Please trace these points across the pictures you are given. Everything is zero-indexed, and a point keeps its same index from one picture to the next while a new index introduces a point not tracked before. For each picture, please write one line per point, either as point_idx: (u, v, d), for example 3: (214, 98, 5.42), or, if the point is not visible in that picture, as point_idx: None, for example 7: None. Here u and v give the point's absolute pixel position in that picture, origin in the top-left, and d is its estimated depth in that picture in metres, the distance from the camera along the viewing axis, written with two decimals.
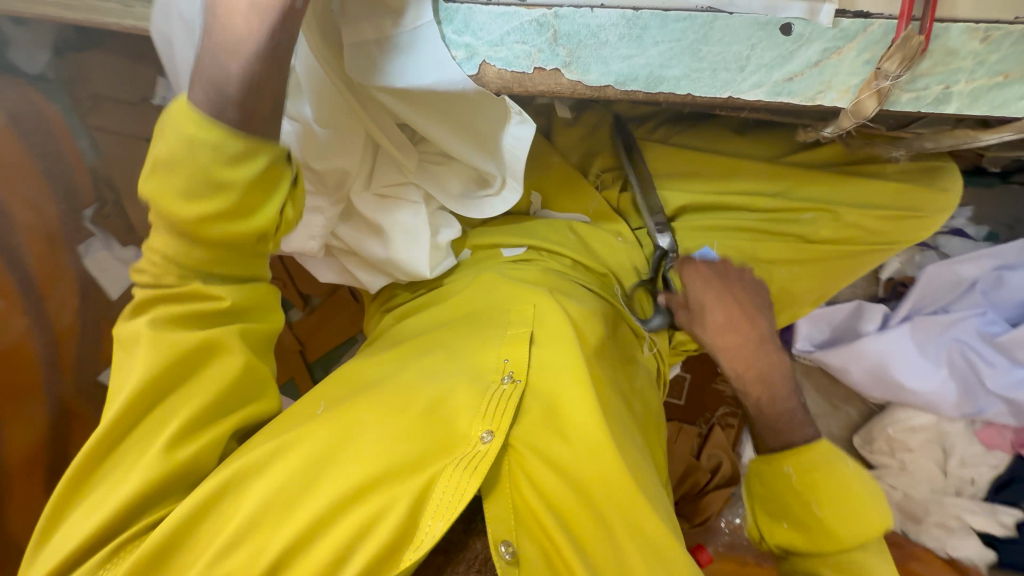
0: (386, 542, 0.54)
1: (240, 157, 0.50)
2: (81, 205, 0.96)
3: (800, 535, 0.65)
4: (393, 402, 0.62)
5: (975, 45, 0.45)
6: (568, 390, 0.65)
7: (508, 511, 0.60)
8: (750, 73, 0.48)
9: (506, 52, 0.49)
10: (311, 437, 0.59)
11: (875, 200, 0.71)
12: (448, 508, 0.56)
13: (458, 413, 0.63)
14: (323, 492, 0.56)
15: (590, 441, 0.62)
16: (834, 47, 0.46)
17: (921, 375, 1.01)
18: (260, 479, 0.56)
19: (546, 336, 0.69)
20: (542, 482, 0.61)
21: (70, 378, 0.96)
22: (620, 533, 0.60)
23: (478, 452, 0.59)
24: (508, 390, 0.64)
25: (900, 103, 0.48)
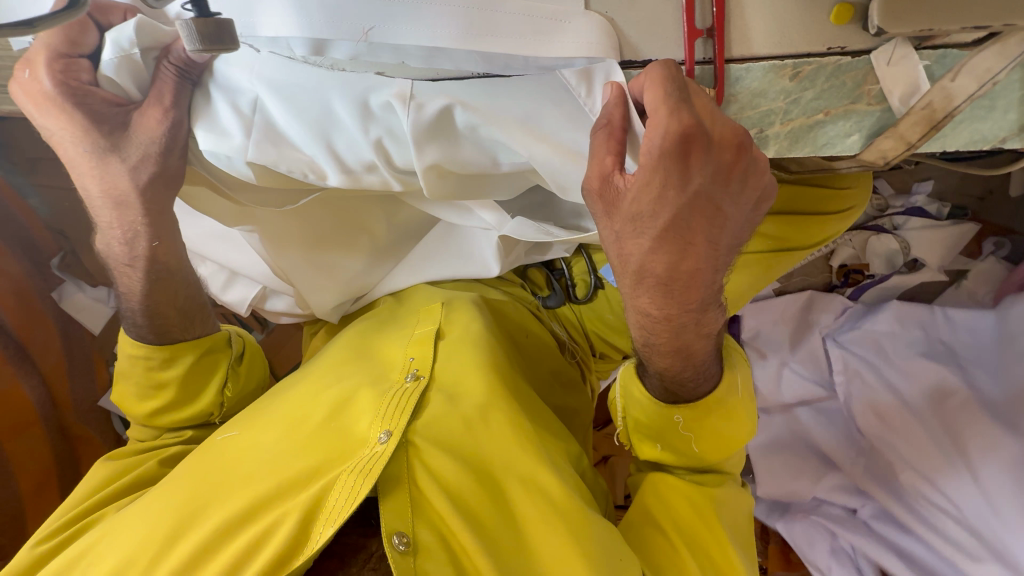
0: (280, 550, 0.52)
1: (362, 243, 0.71)
2: (46, 258, 1.07)
3: (671, 454, 0.53)
4: (295, 416, 0.61)
5: (784, 83, 0.40)
6: (466, 378, 0.62)
7: (408, 508, 0.54)
8: None
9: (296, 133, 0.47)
10: (203, 466, 0.59)
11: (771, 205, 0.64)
12: (339, 513, 0.52)
13: (357, 418, 0.60)
14: (212, 514, 0.55)
15: (497, 427, 0.59)
16: None
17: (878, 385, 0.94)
18: (138, 513, 0.56)
19: (453, 331, 0.67)
20: (441, 476, 0.56)
21: (69, 409, 1.09)
22: (530, 524, 0.54)
23: (375, 453, 0.56)
24: (408, 388, 0.61)
25: None
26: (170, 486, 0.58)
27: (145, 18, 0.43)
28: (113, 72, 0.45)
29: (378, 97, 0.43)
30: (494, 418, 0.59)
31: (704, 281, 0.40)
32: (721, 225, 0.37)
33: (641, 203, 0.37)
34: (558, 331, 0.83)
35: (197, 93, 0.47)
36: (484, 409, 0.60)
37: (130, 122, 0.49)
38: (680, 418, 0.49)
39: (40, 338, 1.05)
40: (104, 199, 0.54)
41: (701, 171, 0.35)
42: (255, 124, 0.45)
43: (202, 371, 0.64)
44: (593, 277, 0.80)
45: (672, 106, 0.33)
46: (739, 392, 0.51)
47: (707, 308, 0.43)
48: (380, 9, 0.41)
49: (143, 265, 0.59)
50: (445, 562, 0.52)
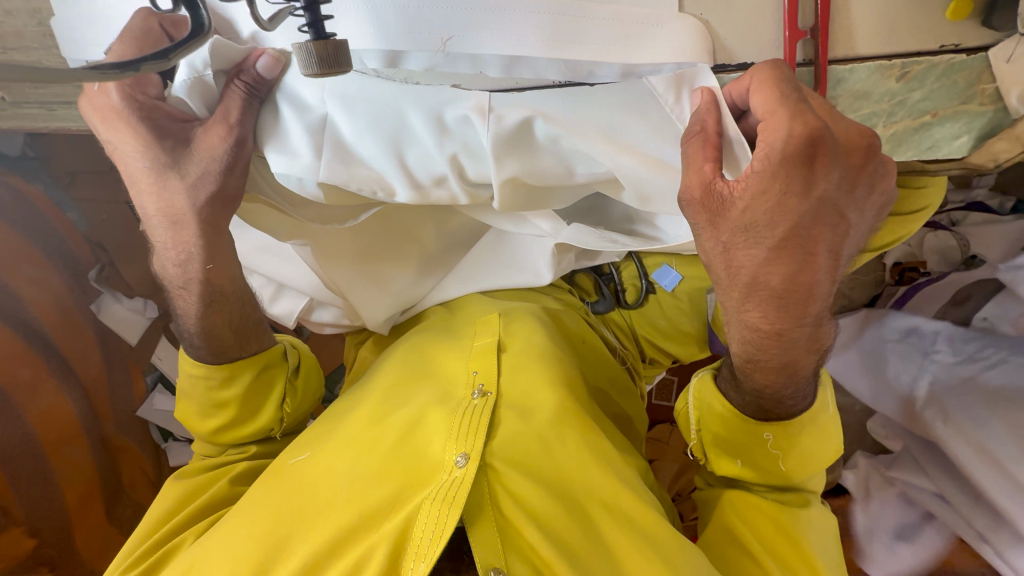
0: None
1: (412, 254, 0.70)
2: (85, 270, 1.07)
3: (753, 471, 0.50)
4: (360, 439, 0.59)
5: (891, 84, 0.38)
6: (536, 393, 0.60)
7: (497, 541, 0.51)
8: None
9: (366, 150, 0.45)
10: (273, 495, 0.57)
11: None
12: (428, 548, 0.49)
13: (428, 440, 0.57)
14: (291, 548, 0.52)
15: (574, 447, 0.56)
16: None
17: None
18: (211, 550, 0.54)
19: (516, 346, 0.65)
20: (526, 502, 0.53)
21: (110, 421, 1.10)
22: (620, 551, 0.52)
23: (455, 479, 0.53)
24: (478, 406, 0.58)
25: None
26: (241, 519, 0.56)
27: (219, 39, 0.42)
28: (185, 93, 0.44)
29: (455, 110, 0.42)
30: (572, 438, 0.57)
31: (822, 292, 0.37)
32: (841, 234, 0.35)
33: (754, 212, 0.35)
34: (610, 337, 0.81)
35: (264, 111, 0.45)
36: (559, 427, 0.57)
37: (195, 137, 0.45)
38: (769, 435, 0.48)
39: (80, 351, 1.04)
40: (159, 217, 0.51)
41: (826, 177, 0.33)
42: (325, 143, 0.44)
43: (262, 386, 0.62)
44: (645, 280, 0.79)
45: (794, 107, 0.32)
46: (829, 408, 0.49)
47: (819, 322, 0.40)
48: (460, 18, 0.39)
49: (197, 288, 0.55)
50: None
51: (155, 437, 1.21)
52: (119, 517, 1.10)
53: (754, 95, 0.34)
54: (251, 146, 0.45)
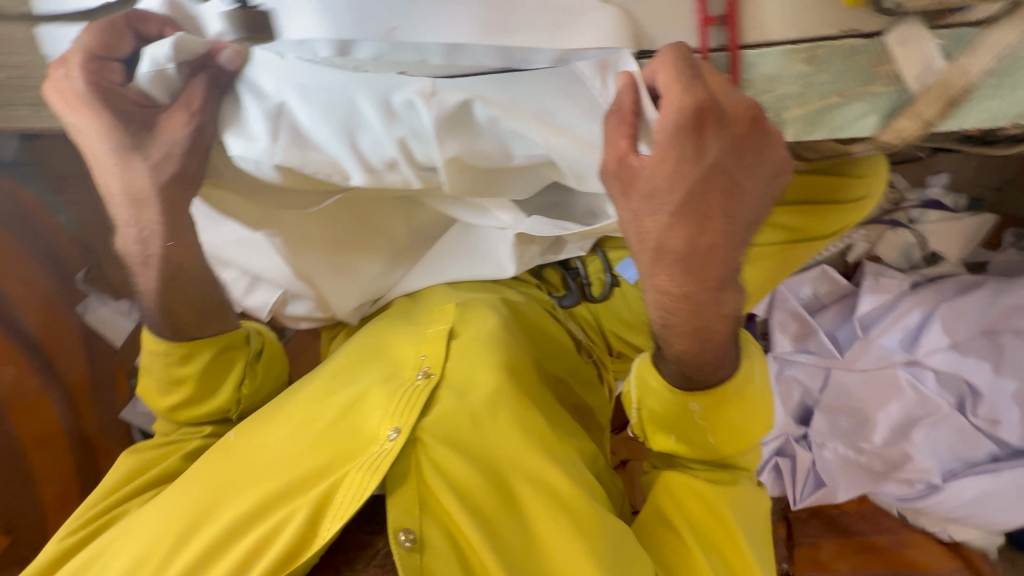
0: (291, 543, 0.57)
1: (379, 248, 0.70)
2: (71, 272, 1.09)
3: (686, 445, 0.59)
4: (312, 415, 0.67)
5: (799, 67, 0.41)
6: (477, 377, 0.68)
7: (415, 507, 0.60)
8: None
9: (320, 137, 0.47)
10: (221, 465, 0.65)
11: (790, 198, 0.66)
12: (345, 511, 0.58)
13: (367, 417, 0.66)
14: (229, 510, 0.60)
15: (498, 423, 0.64)
16: None
17: (888, 386, 0.95)
18: (158, 511, 0.62)
19: (461, 335, 0.73)
20: (448, 471, 0.61)
21: (92, 421, 1.11)
22: (530, 512, 0.60)
23: (384, 450, 0.61)
24: (419, 386, 0.67)
25: None
26: (187, 486, 0.64)
27: (183, 35, 0.46)
28: (147, 84, 0.49)
29: (402, 97, 0.45)
30: (497, 417, 0.65)
31: (721, 256, 0.42)
32: (732, 199, 0.40)
33: (657, 180, 0.40)
34: (571, 328, 0.85)
35: (223, 98, 0.48)
36: (489, 406, 0.65)
37: (151, 120, 0.51)
38: (694, 406, 0.55)
39: (67, 350, 1.07)
40: (121, 195, 0.56)
41: (716, 145, 0.38)
42: (280, 128, 0.47)
43: (221, 366, 0.69)
44: (609, 274, 0.81)
45: (686, 82, 0.36)
46: (756, 387, 0.57)
47: (726, 287, 0.46)
48: (400, 9, 0.42)
49: (157, 262, 0.61)
50: (448, 554, 0.58)
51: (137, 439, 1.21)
52: None
53: (662, 69, 0.38)
54: (210, 131, 0.50)
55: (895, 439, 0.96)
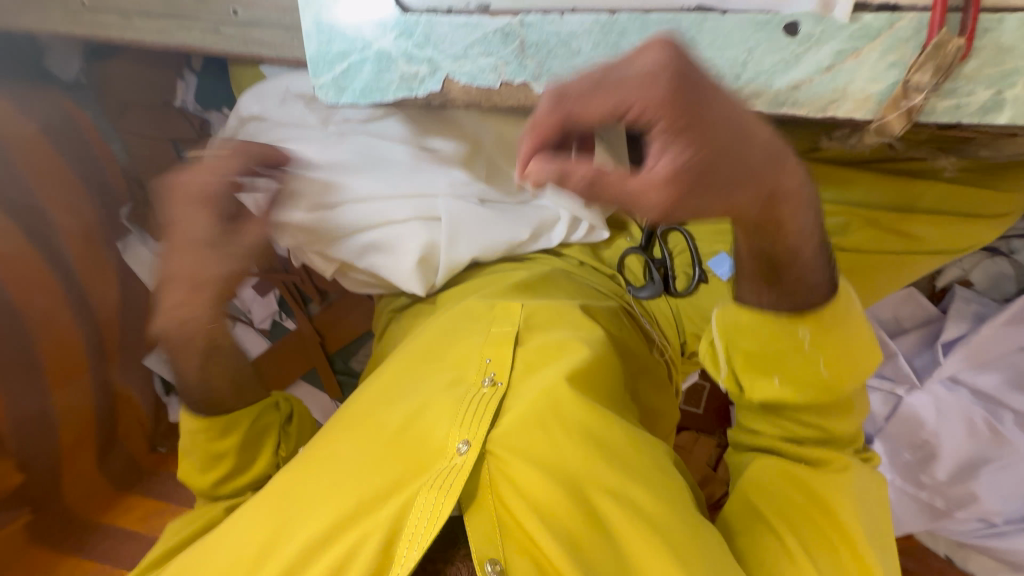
0: (377, 557, 0.57)
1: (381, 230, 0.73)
2: (117, 208, 1.04)
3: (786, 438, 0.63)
4: (376, 421, 0.66)
5: None
6: (545, 393, 0.65)
7: (496, 527, 0.60)
8: (747, 80, 0.41)
9: (470, 66, 0.44)
10: (298, 471, 0.64)
11: (913, 206, 0.65)
12: (422, 534, 0.56)
13: (434, 428, 0.63)
14: (306, 522, 0.60)
15: (569, 434, 0.62)
16: (850, 48, 0.39)
17: (962, 421, 0.91)
18: (238, 524, 0.62)
19: (529, 345, 0.70)
20: (522, 488, 0.61)
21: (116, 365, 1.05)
22: (621, 536, 0.59)
23: (454, 464, 0.60)
24: (486, 395, 0.65)
25: (936, 112, 0.39)
26: (264, 497, 0.63)
27: None
28: None
29: (578, 28, 0.42)
30: (571, 437, 0.62)
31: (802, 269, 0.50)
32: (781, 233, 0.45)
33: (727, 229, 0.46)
34: (650, 327, 0.82)
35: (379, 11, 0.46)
36: (556, 420, 0.63)
37: None
38: (776, 381, 0.55)
39: (102, 290, 1.01)
40: None
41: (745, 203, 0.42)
42: None
43: None
44: (698, 270, 0.77)
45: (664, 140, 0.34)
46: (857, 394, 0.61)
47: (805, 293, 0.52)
48: None
49: None
50: (534, 574, 0.59)
51: (158, 389, 1.16)
52: (110, 466, 1.05)
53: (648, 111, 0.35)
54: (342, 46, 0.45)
55: (962, 479, 0.92)
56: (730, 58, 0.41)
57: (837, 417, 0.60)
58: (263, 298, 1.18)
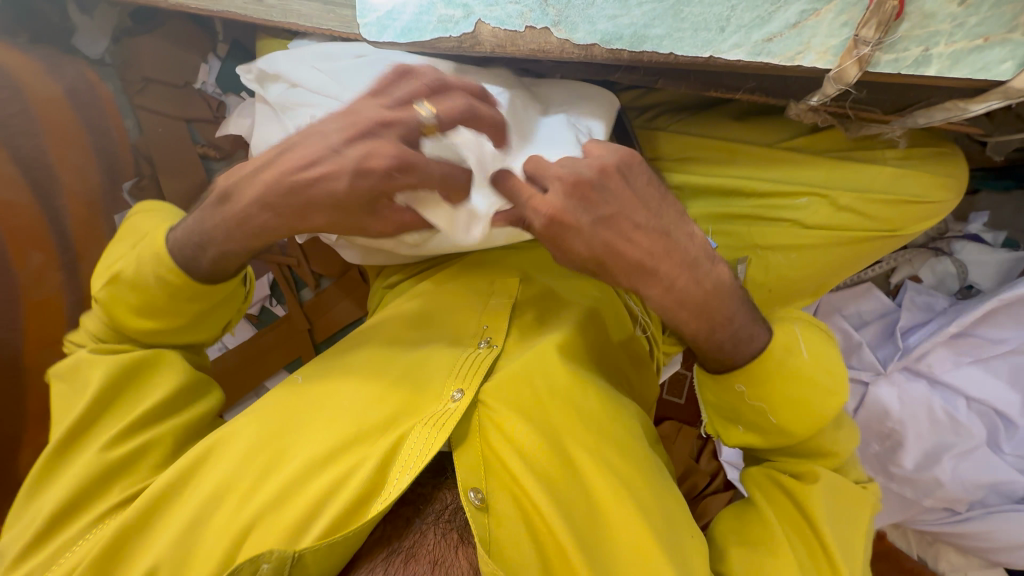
0: (357, 492, 0.53)
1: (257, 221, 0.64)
2: (121, 179, 1.01)
3: (757, 436, 0.60)
4: (372, 368, 0.62)
5: (952, 8, 0.47)
6: (544, 355, 0.62)
7: (481, 468, 0.56)
8: (731, 33, 0.50)
9: (500, 12, 0.53)
10: (289, 404, 0.60)
11: (870, 186, 0.73)
12: (415, 464, 0.53)
13: (430, 374, 0.61)
14: (290, 461, 0.55)
15: (563, 386, 0.60)
16: (811, 9, 0.48)
17: (923, 409, 0.96)
18: (209, 462, 0.56)
19: (526, 311, 0.68)
20: (515, 439, 0.57)
21: None
22: (600, 497, 0.56)
23: (448, 410, 0.56)
24: (482, 353, 0.62)
25: (880, 65, 0.49)
26: (237, 434, 0.57)
27: None
28: None
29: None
30: (565, 395, 0.60)
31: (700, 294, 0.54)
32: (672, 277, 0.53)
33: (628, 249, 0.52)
34: (634, 306, 0.80)
35: None
36: (553, 379, 0.61)
37: None
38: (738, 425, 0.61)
39: (93, 256, 0.98)
40: None
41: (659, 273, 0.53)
42: None
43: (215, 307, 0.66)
44: None
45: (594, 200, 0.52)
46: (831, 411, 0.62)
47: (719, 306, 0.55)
48: None
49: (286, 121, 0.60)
50: (519, 527, 0.55)
51: None
52: None
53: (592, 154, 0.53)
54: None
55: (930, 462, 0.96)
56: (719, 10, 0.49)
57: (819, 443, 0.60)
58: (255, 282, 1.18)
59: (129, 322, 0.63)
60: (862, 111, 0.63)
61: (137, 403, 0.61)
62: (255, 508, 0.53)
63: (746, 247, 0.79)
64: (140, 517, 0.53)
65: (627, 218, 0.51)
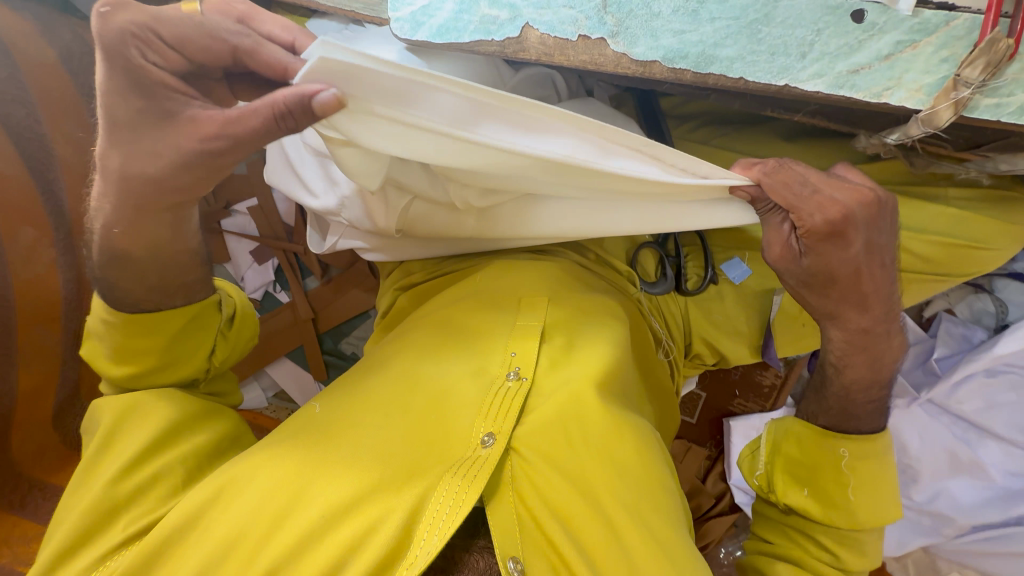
0: (384, 553, 0.49)
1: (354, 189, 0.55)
2: None
3: (818, 505, 0.60)
4: (396, 399, 0.59)
5: None
6: (578, 396, 0.58)
7: (514, 528, 0.53)
8: (812, 61, 0.44)
9: (551, 16, 0.47)
10: (308, 436, 0.56)
11: (931, 226, 0.67)
12: (446, 523, 0.50)
13: (457, 413, 0.57)
14: (311, 504, 0.51)
15: (596, 431, 0.57)
16: (908, 40, 0.42)
17: (933, 436, 0.95)
18: (222, 505, 0.52)
19: (555, 337, 0.63)
20: (548, 493, 0.54)
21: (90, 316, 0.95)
22: (640, 564, 0.52)
23: (479, 457, 0.54)
24: (512, 389, 0.58)
25: (979, 109, 0.43)
26: (254, 471, 0.54)
27: None
28: None
29: None
30: (600, 443, 0.56)
31: (872, 312, 0.56)
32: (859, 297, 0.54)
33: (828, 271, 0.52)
34: (658, 329, 0.77)
35: None
36: (585, 422, 0.57)
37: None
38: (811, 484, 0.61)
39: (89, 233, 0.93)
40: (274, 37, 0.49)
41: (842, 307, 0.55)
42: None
43: (195, 334, 0.62)
44: (710, 270, 0.77)
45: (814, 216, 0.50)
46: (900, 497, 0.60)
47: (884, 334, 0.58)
48: None
49: None
50: None
51: None
52: (69, 427, 0.92)
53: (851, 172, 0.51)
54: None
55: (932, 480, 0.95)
56: (805, 31, 0.43)
57: (862, 515, 0.58)
58: (259, 266, 1.13)
59: (109, 369, 0.60)
60: (932, 145, 0.57)
61: (141, 426, 0.57)
62: (267, 564, 0.49)
63: None
64: (147, 560, 0.50)
65: (877, 254, 0.52)
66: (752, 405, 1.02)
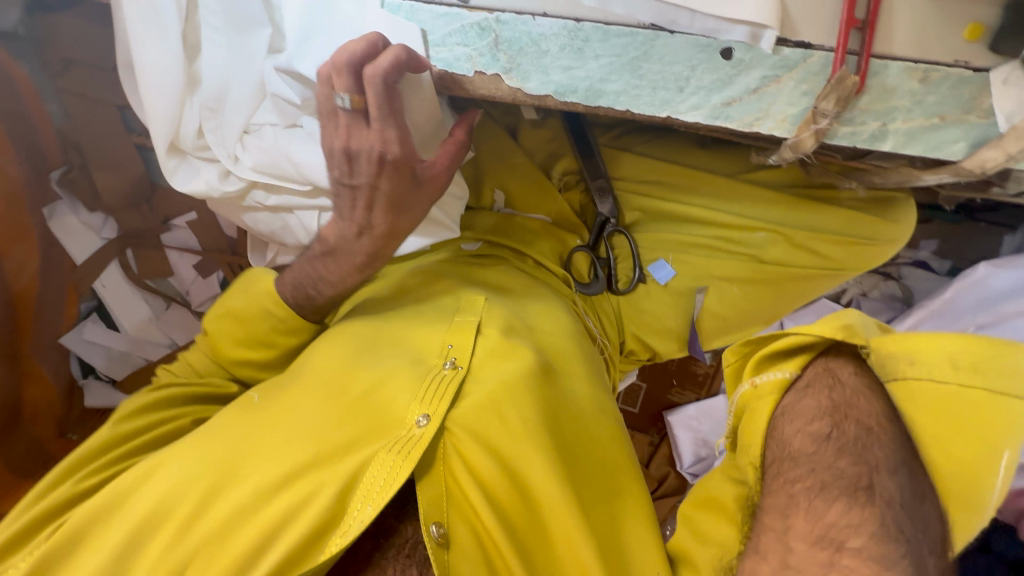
0: (316, 523, 0.49)
1: None
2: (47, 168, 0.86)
3: None
4: (333, 382, 0.58)
5: (913, 85, 0.44)
6: (506, 389, 0.57)
7: (442, 499, 0.54)
8: (689, 94, 0.48)
9: (446, 53, 0.50)
10: (241, 422, 0.56)
11: (825, 227, 0.73)
12: (378, 493, 0.50)
13: (391, 398, 0.56)
14: (251, 475, 0.52)
15: (530, 412, 0.57)
16: (773, 76, 0.45)
17: None
18: (147, 482, 0.53)
19: (492, 324, 0.65)
20: (476, 470, 0.54)
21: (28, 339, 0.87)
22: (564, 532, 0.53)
23: (412, 436, 0.53)
24: (446, 377, 0.58)
25: (836, 137, 0.48)
26: (189, 449, 0.55)
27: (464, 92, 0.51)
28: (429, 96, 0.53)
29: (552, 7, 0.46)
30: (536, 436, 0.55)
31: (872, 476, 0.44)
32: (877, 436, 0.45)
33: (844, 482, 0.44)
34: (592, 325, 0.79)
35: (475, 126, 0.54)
36: (509, 392, 0.57)
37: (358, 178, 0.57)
38: None
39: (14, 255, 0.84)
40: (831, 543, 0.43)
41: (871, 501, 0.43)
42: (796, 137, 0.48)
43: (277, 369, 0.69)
44: (637, 271, 0.79)
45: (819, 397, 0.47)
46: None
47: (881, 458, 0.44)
48: None
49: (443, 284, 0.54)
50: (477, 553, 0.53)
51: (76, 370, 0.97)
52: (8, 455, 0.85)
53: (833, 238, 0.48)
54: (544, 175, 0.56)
55: None
56: (684, 65, 0.46)
57: None
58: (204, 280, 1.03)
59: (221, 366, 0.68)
60: (822, 155, 0.60)
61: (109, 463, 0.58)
62: (193, 543, 0.49)
63: (702, 279, 0.80)
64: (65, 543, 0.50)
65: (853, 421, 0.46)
66: (687, 393, 1.19)
